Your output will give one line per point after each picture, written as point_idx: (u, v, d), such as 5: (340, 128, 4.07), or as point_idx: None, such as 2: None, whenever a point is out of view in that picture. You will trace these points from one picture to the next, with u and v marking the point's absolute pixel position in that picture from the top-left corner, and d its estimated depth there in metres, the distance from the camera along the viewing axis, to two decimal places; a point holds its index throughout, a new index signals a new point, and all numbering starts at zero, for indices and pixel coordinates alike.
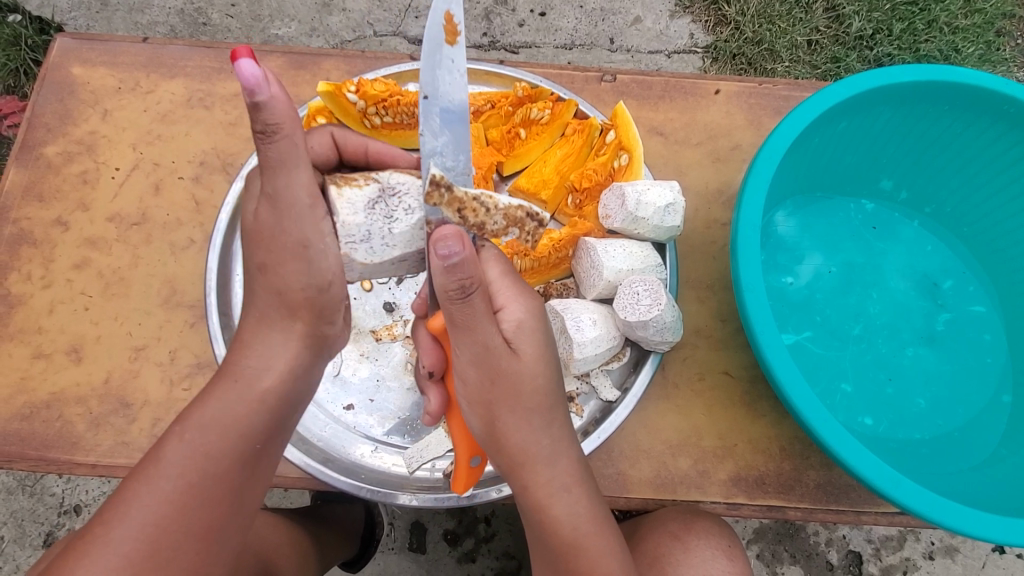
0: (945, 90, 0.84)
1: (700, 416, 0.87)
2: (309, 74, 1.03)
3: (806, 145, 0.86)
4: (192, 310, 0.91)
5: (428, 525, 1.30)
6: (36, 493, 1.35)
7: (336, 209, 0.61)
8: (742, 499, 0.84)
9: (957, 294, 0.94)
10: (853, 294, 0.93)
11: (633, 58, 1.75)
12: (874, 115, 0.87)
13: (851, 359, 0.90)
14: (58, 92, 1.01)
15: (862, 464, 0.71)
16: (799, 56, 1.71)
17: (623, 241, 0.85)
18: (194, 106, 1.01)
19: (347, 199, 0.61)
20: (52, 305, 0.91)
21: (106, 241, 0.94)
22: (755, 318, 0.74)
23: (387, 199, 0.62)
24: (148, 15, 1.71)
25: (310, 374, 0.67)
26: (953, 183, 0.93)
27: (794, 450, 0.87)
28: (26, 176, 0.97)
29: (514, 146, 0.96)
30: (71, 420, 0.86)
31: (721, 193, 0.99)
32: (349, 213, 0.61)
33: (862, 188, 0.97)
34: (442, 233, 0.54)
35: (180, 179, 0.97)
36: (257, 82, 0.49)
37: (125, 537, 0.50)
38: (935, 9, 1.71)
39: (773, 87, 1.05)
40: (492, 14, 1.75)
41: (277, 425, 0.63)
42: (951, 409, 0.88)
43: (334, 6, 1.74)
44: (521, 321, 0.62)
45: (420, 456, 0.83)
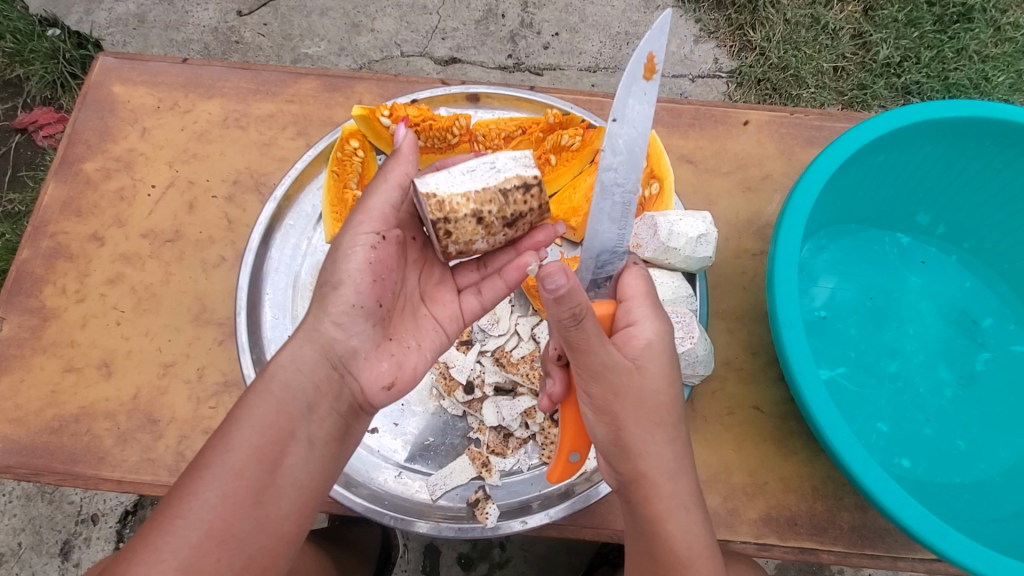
0: (987, 126, 0.83)
1: (729, 451, 0.85)
2: (343, 96, 1.05)
3: (843, 178, 0.85)
4: (221, 328, 0.91)
5: (442, 548, 1.29)
6: (55, 501, 1.36)
7: (426, 176, 0.72)
8: (773, 539, 0.82)
9: (997, 332, 0.91)
10: (888, 330, 0.91)
11: (657, 81, 1.75)
12: (912, 149, 0.86)
13: (888, 398, 0.87)
14: (99, 110, 1.03)
15: (904, 511, 0.68)
16: (825, 82, 1.70)
17: (653, 271, 0.84)
18: (230, 125, 1.03)
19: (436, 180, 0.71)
20: (85, 319, 0.92)
21: (140, 257, 0.95)
22: (793, 356, 0.72)
23: (470, 168, 0.73)
24: (183, 33, 1.76)
25: (342, 397, 0.68)
26: (994, 219, 0.91)
27: (827, 490, 0.84)
28: (66, 192, 0.99)
29: (543, 172, 0.95)
30: (99, 434, 0.86)
31: (752, 223, 0.98)
32: (437, 178, 0.72)
33: (899, 221, 0.95)
34: (545, 268, 0.54)
35: (213, 198, 0.99)
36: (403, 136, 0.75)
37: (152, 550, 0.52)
38: (964, 37, 1.70)
39: (804, 117, 1.04)
40: (517, 36, 1.77)
41: (316, 448, 0.65)
42: (993, 453, 0.85)
43: (363, 26, 1.78)
44: (655, 340, 0.64)
45: (444, 484, 0.82)
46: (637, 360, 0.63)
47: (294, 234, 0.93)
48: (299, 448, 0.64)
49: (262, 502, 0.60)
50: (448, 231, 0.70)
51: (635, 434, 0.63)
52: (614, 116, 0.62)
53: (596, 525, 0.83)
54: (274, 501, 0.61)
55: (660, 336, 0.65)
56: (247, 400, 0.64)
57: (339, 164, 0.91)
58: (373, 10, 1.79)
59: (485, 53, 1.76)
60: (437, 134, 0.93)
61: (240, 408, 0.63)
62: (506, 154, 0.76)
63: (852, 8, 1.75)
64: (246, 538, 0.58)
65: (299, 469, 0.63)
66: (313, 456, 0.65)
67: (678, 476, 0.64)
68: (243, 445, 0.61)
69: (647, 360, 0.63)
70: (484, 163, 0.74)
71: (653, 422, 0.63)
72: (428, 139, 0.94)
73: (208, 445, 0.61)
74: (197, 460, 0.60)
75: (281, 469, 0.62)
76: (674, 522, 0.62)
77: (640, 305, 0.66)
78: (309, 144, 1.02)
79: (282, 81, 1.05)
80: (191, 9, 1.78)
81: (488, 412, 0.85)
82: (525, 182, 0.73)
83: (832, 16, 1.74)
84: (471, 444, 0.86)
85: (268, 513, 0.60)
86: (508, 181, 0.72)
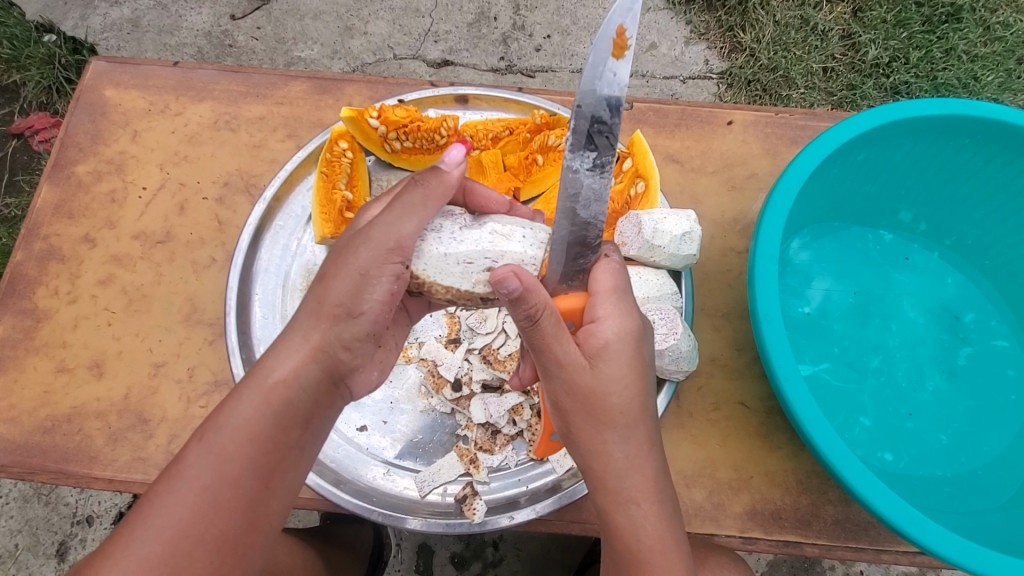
0: (965, 124, 0.84)
1: (715, 447, 0.86)
2: (332, 98, 1.06)
3: (825, 176, 0.86)
4: (211, 328, 0.92)
5: (435, 547, 1.29)
6: (51, 502, 1.37)
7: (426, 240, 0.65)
8: (758, 533, 0.83)
9: (979, 327, 0.93)
10: (870, 326, 0.92)
11: (648, 83, 1.76)
12: (892, 147, 0.87)
13: (870, 392, 0.88)
14: (91, 113, 1.04)
15: (883, 503, 0.69)
16: (815, 83, 1.72)
17: (638, 270, 0.85)
18: (220, 128, 1.03)
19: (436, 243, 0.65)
20: (76, 320, 0.93)
21: (131, 259, 0.96)
22: (773, 351, 0.73)
23: (473, 256, 0.65)
24: (177, 37, 1.77)
25: (340, 409, 0.67)
26: (975, 216, 0.92)
27: (811, 484, 0.85)
28: (58, 194, 1.00)
29: (531, 172, 0.97)
30: (90, 434, 0.87)
31: (738, 221, 0.99)
32: (436, 241, 0.65)
33: (881, 218, 0.96)
34: (499, 273, 0.57)
35: (204, 199, 0.99)
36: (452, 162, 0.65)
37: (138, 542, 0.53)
38: (953, 37, 1.72)
39: (788, 116, 1.05)
40: (510, 39, 1.79)
41: (312, 454, 0.63)
42: (974, 446, 0.86)
43: (356, 30, 1.79)
44: (615, 341, 0.63)
45: (432, 481, 0.83)
46: (595, 358, 0.63)
47: (283, 234, 0.94)
48: (293, 453, 0.61)
49: (257, 508, 0.58)
50: (425, 285, 0.66)
51: (590, 428, 0.64)
52: (579, 100, 0.57)
53: (582, 519, 0.84)
54: (269, 506, 0.59)
55: (621, 336, 0.63)
56: (242, 402, 0.59)
57: (328, 165, 0.92)
58: (366, 13, 1.80)
59: (478, 55, 1.77)
60: (425, 135, 0.94)
61: (235, 410, 0.59)
62: (516, 242, 0.65)
63: (841, 9, 1.77)
64: (244, 543, 0.57)
65: (294, 475, 0.61)
66: (308, 461, 0.63)
67: (627, 476, 0.64)
68: (238, 453, 0.57)
69: (605, 357, 0.63)
70: (486, 261, 0.65)
71: (604, 419, 0.64)
72: (416, 140, 0.95)
73: (198, 453, 0.57)
74: (189, 468, 0.56)
75: (276, 474, 0.59)
76: (625, 515, 0.65)
77: (606, 301, 0.65)
78: (299, 146, 1.03)
79: (272, 84, 1.06)
80: (185, 14, 1.79)
81: (477, 410, 0.85)
82: (495, 299, 0.64)
83: (822, 18, 1.76)
84: (459, 441, 0.86)
85: (265, 517, 0.59)
86: (479, 287, 0.65)
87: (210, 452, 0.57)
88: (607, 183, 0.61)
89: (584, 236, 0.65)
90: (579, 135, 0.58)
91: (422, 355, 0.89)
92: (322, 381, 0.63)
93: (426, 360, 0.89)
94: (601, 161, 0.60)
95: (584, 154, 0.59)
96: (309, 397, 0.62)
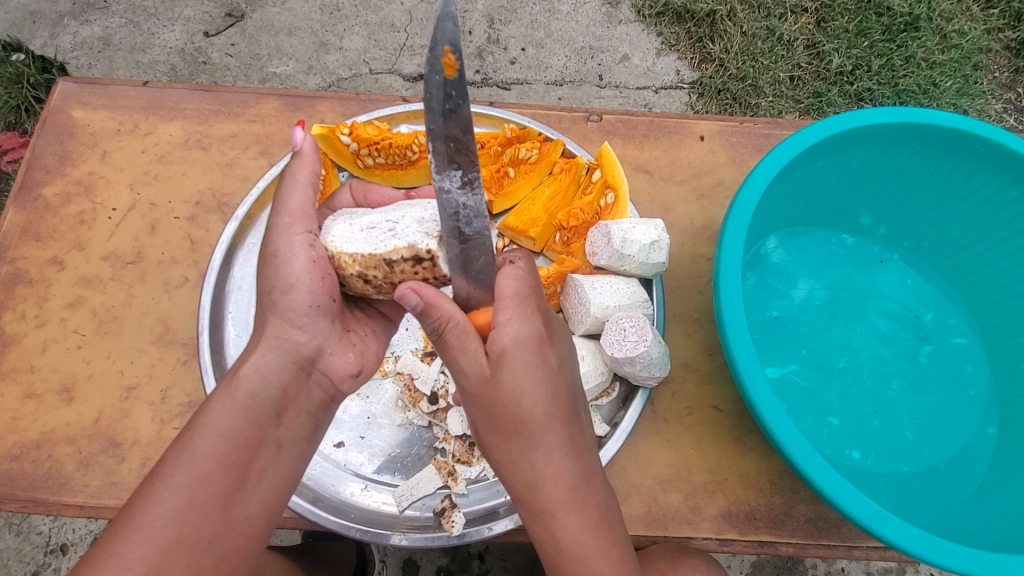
0: (916, 131, 0.88)
1: (690, 450, 0.88)
2: (304, 115, 1.06)
3: (785, 183, 0.89)
4: (184, 348, 0.92)
5: (420, 562, 1.29)
6: (23, 532, 1.33)
7: (332, 235, 0.65)
8: (733, 535, 0.84)
9: (939, 326, 0.96)
10: (836, 327, 0.95)
11: (621, 94, 1.80)
12: (848, 154, 0.90)
13: (837, 392, 0.91)
14: (59, 135, 1.03)
15: (849, 501, 0.70)
16: (781, 91, 1.77)
17: (609, 278, 0.86)
18: (192, 147, 1.03)
19: (341, 237, 0.64)
20: (45, 344, 0.91)
21: (101, 280, 0.95)
22: (739, 356, 0.74)
23: (380, 227, 0.64)
24: (149, 55, 1.76)
25: (311, 395, 0.68)
26: (931, 219, 0.96)
27: (784, 484, 0.87)
28: (25, 217, 0.98)
29: (503, 185, 0.98)
30: (60, 460, 0.85)
31: (706, 229, 1.01)
32: (342, 229, 0.65)
33: (842, 222, 1.00)
34: (399, 291, 0.59)
35: (175, 219, 0.99)
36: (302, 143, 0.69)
37: (141, 554, 0.53)
38: (912, 46, 1.78)
39: (753, 126, 1.08)
40: (484, 52, 1.81)
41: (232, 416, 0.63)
42: (939, 441, 0.88)
43: (331, 45, 1.80)
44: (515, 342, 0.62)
45: (410, 495, 0.82)
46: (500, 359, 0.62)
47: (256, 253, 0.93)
48: (268, 452, 0.63)
49: (231, 506, 0.58)
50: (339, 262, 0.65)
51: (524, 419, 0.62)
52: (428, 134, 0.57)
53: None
54: (243, 504, 0.59)
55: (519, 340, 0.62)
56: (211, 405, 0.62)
57: None
58: (340, 29, 1.81)
59: None
60: (397, 151, 0.95)
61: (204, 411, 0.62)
62: (421, 209, 0.66)
63: (805, 20, 1.83)
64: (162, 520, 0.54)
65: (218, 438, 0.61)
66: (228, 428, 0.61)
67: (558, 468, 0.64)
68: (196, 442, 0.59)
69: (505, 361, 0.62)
70: (388, 224, 0.64)
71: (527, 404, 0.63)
72: (389, 156, 0.96)
73: (171, 449, 0.59)
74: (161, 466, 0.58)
75: (251, 472, 0.61)
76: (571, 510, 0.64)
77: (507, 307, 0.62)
78: (271, 163, 1.03)
79: (243, 102, 1.06)
80: (157, 31, 1.79)
81: (453, 422, 0.85)
82: (414, 256, 0.62)
83: (787, 28, 1.81)
84: (437, 454, 0.87)
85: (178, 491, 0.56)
86: (398, 249, 0.63)
87: (182, 440, 0.59)
88: (480, 198, 0.61)
89: (473, 251, 0.63)
90: (440, 157, 0.58)
91: (399, 369, 0.89)
92: (281, 372, 0.65)
93: (403, 373, 0.88)
94: (468, 177, 0.60)
95: (450, 174, 0.58)
96: (272, 392, 0.64)
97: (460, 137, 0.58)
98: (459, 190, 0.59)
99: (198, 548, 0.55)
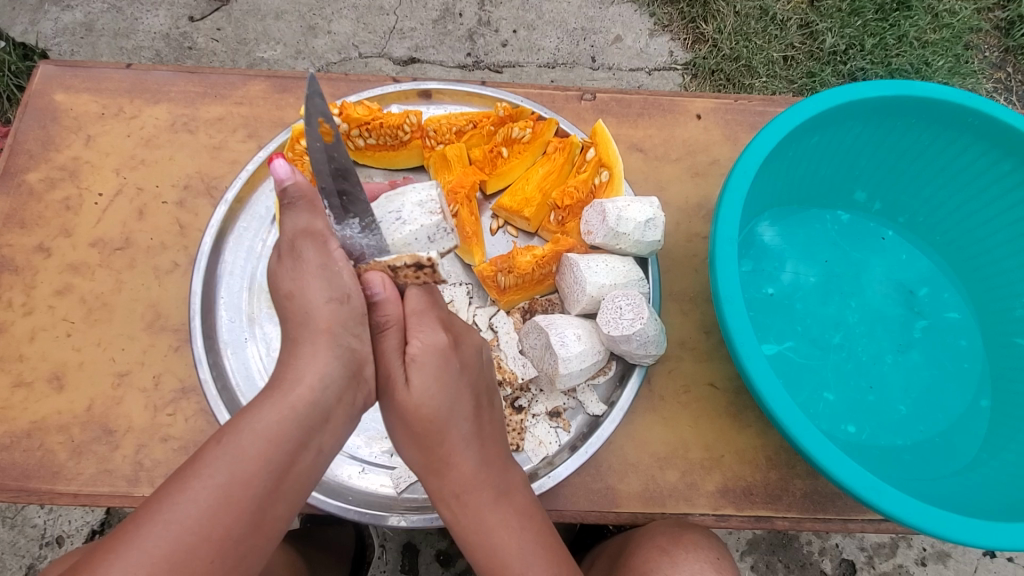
0: (911, 104, 0.87)
1: (686, 428, 0.88)
2: (293, 97, 1.04)
3: (780, 159, 0.88)
4: (176, 334, 0.90)
5: (420, 545, 1.29)
6: (17, 525, 1.32)
7: (337, 227, 0.67)
8: (730, 510, 0.85)
9: (933, 300, 0.96)
10: (831, 303, 0.95)
11: (614, 75, 1.78)
12: (843, 129, 0.90)
13: (833, 367, 0.91)
14: (41, 119, 1.01)
15: (845, 472, 0.71)
16: (775, 72, 1.75)
17: (605, 257, 0.86)
18: (178, 130, 1.01)
19: (349, 227, 0.67)
20: (33, 333, 0.90)
21: (89, 267, 0.93)
22: (735, 331, 0.74)
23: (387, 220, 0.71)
24: (133, 40, 1.73)
25: (356, 401, 0.61)
26: (926, 193, 0.96)
27: (780, 460, 0.87)
28: (9, 203, 0.96)
29: (496, 165, 0.97)
30: (53, 449, 0.84)
31: (701, 207, 1.01)
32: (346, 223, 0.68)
33: (837, 199, 0.99)
34: (368, 277, 0.63)
35: (164, 203, 0.97)
36: (286, 176, 0.62)
37: None
38: (904, 25, 1.77)
39: (748, 103, 1.07)
40: (476, 35, 1.78)
41: None
42: (932, 414, 0.89)
43: (319, 28, 1.76)
44: None
45: (407, 477, 0.82)
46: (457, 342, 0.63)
47: (247, 236, 0.92)
48: (309, 455, 0.55)
49: (263, 509, 0.51)
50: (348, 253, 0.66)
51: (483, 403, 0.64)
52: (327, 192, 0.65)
53: (559, 507, 0.83)
54: (273, 507, 0.52)
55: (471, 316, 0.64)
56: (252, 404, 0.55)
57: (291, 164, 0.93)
58: (329, 12, 1.78)
59: (444, 52, 1.76)
60: (388, 131, 0.93)
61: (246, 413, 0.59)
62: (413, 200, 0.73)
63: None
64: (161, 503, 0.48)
65: None
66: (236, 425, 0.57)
67: None
68: (248, 450, 0.52)
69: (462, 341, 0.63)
70: (393, 216, 0.72)
71: None
72: (380, 137, 0.94)
73: (211, 443, 0.52)
74: (192, 465, 0.50)
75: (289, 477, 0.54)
76: None
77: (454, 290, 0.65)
78: (261, 146, 1.01)
79: (230, 84, 1.04)
80: (141, 16, 1.75)
81: None
82: (416, 261, 0.65)
83: (780, 8, 1.80)
84: None
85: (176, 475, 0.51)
86: (400, 258, 0.65)
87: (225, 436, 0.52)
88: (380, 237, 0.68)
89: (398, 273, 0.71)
90: (336, 210, 0.66)
91: None
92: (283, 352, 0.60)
93: None
94: (366, 222, 0.67)
95: (349, 223, 0.67)
96: None
97: (348, 188, 0.65)
98: (360, 235, 0.67)
99: (222, 549, 0.48)
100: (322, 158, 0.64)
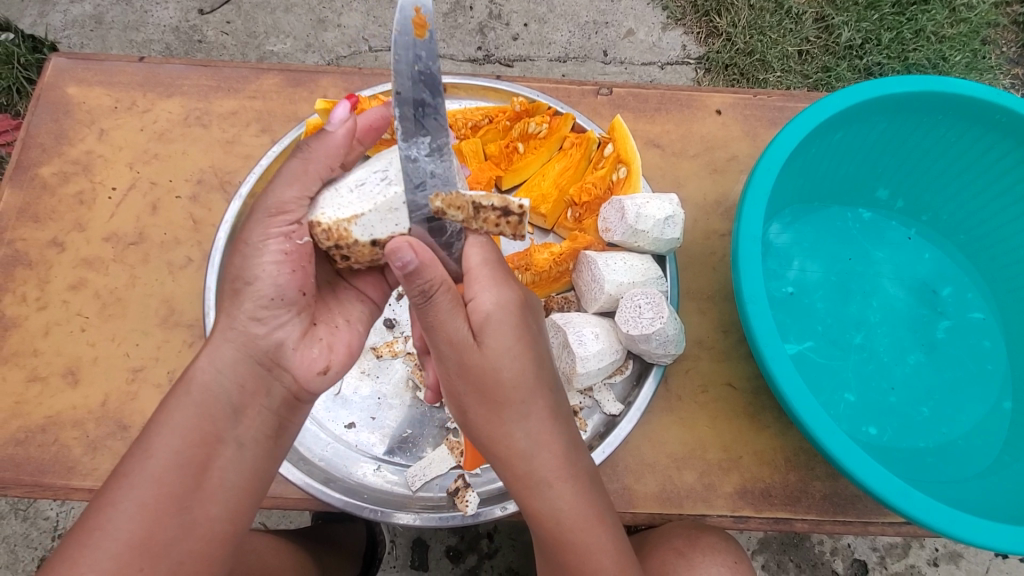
0: (937, 100, 0.85)
1: (704, 428, 0.87)
2: (306, 91, 1.03)
3: (803, 156, 0.87)
4: (190, 330, 0.90)
5: (430, 542, 1.29)
6: (30, 517, 1.33)
7: (322, 203, 0.64)
8: (748, 512, 0.84)
9: (956, 301, 0.94)
10: (852, 303, 0.93)
11: (626, 70, 1.76)
12: (867, 125, 0.88)
13: (854, 368, 0.90)
14: (54, 112, 1.00)
15: (870, 475, 0.70)
16: (790, 66, 1.73)
17: (623, 254, 0.85)
18: (191, 124, 1.01)
19: (332, 202, 0.63)
20: (47, 327, 0.90)
21: (103, 262, 0.93)
22: (759, 330, 0.73)
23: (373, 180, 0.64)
24: (143, 33, 1.72)
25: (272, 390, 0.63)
26: (950, 191, 0.94)
27: (799, 461, 0.86)
28: (22, 197, 0.96)
29: (513, 160, 0.96)
30: (68, 444, 0.84)
31: (719, 204, 0.99)
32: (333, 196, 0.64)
33: (859, 196, 0.98)
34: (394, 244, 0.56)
35: (177, 198, 0.97)
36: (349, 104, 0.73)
37: None
38: (921, 19, 1.74)
39: (767, 98, 1.05)
40: (486, 28, 1.76)
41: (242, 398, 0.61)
42: (955, 416, 0.87)
43: (329, 21, 1.75)
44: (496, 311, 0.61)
45: (421, 475, 0.82)
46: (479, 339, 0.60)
47: None
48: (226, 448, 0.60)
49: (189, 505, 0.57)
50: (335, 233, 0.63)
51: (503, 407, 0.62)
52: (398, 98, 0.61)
53: None
54: (202, 504, 0.57)
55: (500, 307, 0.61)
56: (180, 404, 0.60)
57: None
58: (338, 5, 1.76)
59: (454, 46, 1.75)
60: None
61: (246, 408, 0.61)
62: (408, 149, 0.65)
63: None
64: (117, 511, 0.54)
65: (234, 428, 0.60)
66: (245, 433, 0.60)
67: (533, 457, 0.63)
68: (164, 448, 0.57)
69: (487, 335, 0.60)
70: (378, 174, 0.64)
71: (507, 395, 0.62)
72: None
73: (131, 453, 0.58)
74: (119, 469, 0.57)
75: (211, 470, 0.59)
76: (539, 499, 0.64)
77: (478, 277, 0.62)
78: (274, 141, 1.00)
79: (243, 77, 1.03)
80: (150, 8, 1.74)
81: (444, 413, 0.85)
82: (503, 206, 0.64)
83: (795, 1, 1.77)
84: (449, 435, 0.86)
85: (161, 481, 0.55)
86: (487, 198, 0.63)
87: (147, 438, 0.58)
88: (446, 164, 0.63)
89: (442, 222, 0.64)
90: (409, 122, 0.62)
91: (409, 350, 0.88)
92: (241, 351, 0.62)
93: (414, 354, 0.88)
94: (437, 144, 0.63)
95: (417, 142, 0.63)
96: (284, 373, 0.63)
97: (427, 101, 0.62)
98: (426, 157, 0.63)
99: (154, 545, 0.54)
100: (409, 58, 0.61)
